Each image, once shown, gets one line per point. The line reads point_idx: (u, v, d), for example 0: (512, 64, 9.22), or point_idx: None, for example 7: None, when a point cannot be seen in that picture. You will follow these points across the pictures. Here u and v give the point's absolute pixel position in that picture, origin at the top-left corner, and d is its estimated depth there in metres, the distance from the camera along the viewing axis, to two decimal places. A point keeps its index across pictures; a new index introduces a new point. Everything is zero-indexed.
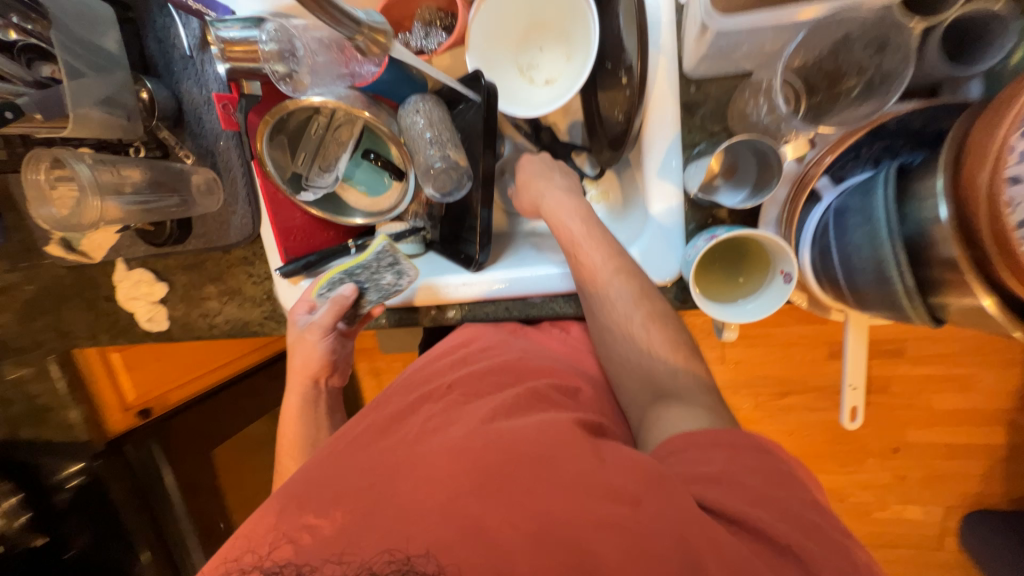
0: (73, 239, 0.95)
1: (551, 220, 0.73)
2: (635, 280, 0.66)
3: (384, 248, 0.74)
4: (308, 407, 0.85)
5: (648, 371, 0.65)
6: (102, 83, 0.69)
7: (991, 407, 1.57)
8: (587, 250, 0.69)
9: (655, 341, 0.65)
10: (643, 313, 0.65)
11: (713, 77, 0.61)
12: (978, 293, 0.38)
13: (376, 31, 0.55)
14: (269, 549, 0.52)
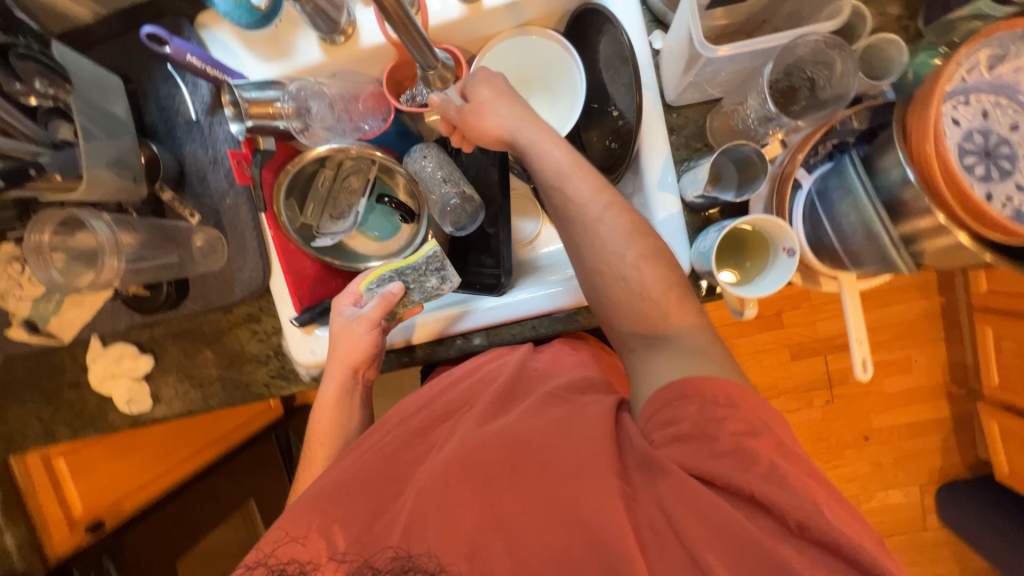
0: (40, 320, 0.86)
1: (533, 156, 0.69)
2: (626, 216, 0.66)
3: (434, 253, 0.79)
4: (343, 399, 0.78)
5: (642, 312, 0.64)
6: (112, 145, 0.68)
7: (933, 383, 1.77)
8: (576, 185, 0.67)
9: (649, 282, 0.64)
10: (638, 253, 0.65)
11: (690, 105, 0.73)
12: (953, 231, 0.49)
13: (447, 70, 0.71)
14: (273, 546, 0.56)
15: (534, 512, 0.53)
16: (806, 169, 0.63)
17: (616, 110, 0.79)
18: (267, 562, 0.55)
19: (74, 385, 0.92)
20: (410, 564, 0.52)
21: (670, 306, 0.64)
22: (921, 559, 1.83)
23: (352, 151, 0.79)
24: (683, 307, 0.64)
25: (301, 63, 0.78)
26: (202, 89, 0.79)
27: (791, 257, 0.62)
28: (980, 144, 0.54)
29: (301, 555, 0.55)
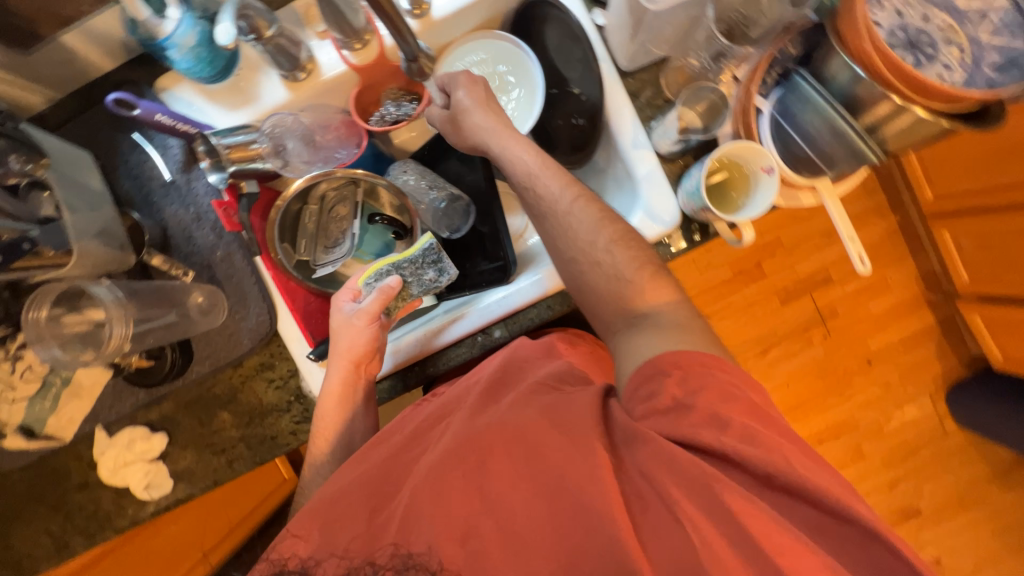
0: (37, 422, 0.81)
1: (504, 159, 0.73)
2: (590, 205, 0.70)
3: (430, 245, 0.79)
4: (347, 396, 0.77)
5: (618, 294, 0.66)
6: (94, 215, 0.68)
7: (912, 295, 1.87)
8: (544, 180, 0.71)
9: (623, 266, 0.67)
10: (608, 236, 0.68)
11: (643, 67, 0.79)
12: (911, 108, 0.53)
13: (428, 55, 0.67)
14: (278, 544, 0.59)
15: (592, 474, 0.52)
16: (761, 97, 0.68)
17: (576, 89, 0.84)
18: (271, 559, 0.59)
19: (82, 486, 0.85)
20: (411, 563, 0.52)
21: (643, 287, 0.66)
22: (953, 466, 1.87)
23: (336, 174, 0.81)
24: (658, 284, 0.66)
25: (268, 104, 0.79)
26: (173, 148, 0.79)
27: (771, 174, 0.66)
28: (903, 38, 0.61)
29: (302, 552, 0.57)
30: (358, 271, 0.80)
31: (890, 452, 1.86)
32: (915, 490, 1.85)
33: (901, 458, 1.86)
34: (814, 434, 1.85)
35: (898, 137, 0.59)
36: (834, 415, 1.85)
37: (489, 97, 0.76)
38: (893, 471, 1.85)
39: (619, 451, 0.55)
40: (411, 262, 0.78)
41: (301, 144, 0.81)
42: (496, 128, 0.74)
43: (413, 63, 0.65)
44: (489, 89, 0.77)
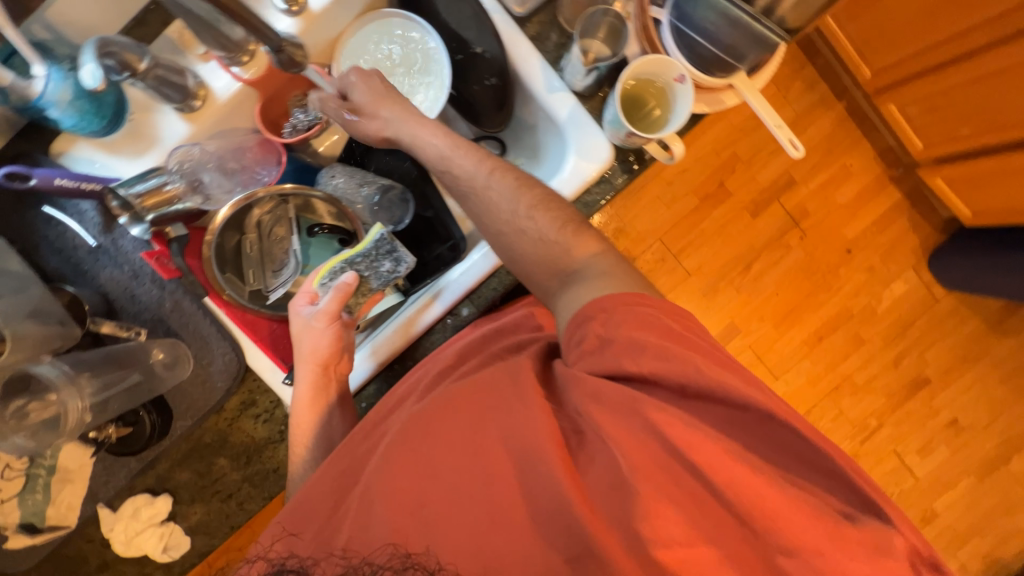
0: (35, 517, 0.79)
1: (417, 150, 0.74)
2: (506, 177, 0.71)
3: (382, 235, 0.76)
4: (317, 399, 0.76)
5: (548, 253, 0.70)
6: (21, 299, 0.68)
7: (875, 176, 1.88)
8: (458, 160, 0.72)
9: (546, 228, 0.69)
10: (527, 203, 0.70)
11: (537, 10, 0.77)
12: None
13: (293, 45, 0.67)
14: (273, 542, 0.57)
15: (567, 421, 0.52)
16: (658, 7, 0.66)
17: (478, 48, 0.80)
18: (267, 557, 0.55)
19: (103, 565, 0.85)
20: (410, 562, 0.49)
21: (569, 244, 0.69)
22: (949, 329, 1.92)
23: (259, 195, 0.78)
24: (582, 239, 0.70)
25: (172, 141, 0.76)
26: (88, 209, 0.76)
27: (684, 83, 0.65)
28: None
29: (300, 550, 0.54)
30: (312, 271, 0.77)
31: (887, 331, 1.90)
32: (918, 360, 1.90)
33: (897, 334, 1.90)
34: (813, 333, 1.88)
35: None
36: (826, 311, 1.88)
37: (390, 94, 0.75)
38: (893, 349, 1.90)
39: (580, 399, 0.56)
40: (365, 256, 0.75)
41: (217, 176, 0.79)
42: (403, 122, 0.74)
43: (284, 57, 0.66)
44: (388, 83, 0.76)
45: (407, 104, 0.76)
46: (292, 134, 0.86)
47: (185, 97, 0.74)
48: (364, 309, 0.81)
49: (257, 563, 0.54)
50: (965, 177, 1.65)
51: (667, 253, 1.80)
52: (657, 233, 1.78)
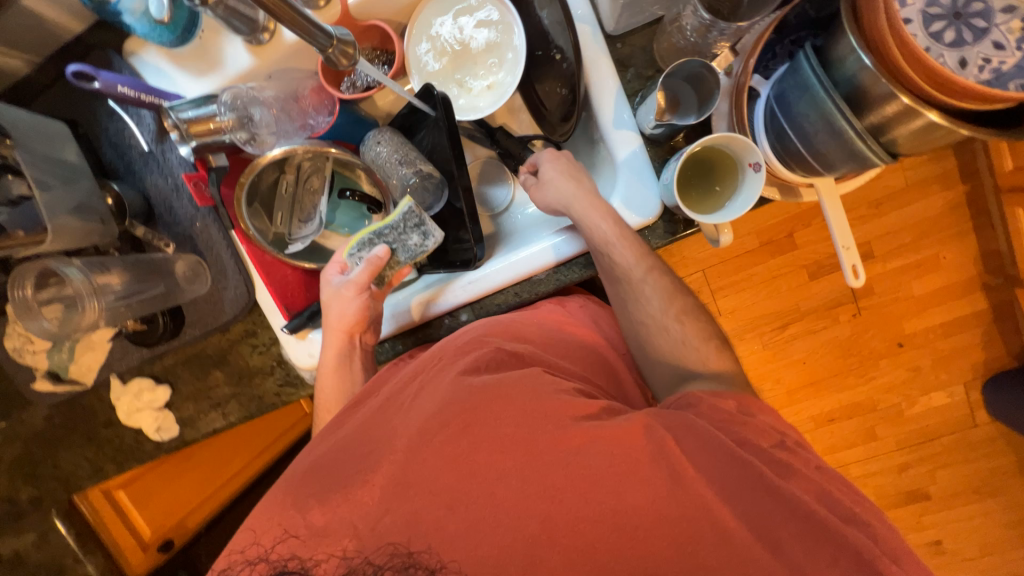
0: (61, 369, 0.91)
1: (589, 238, 0.68)
2: (664, 284, 0.67)
3: (410, 208, 0.75)
4: (342, 366, 0.79)
5: (683, 359, 0.66)
6: (69, 193, 0.71)
7: (967, 277, 1.65)
8: (618, 248, 0.67)
9: (690, 335, 0.66)
10: (678, 307, 0.67)
11: (634, 30, 0.69)
12: (923, 112, 0.44)
13: (343, 41, 0.62)
14: (274, 542, 0.52)
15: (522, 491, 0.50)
16: (760, 77, 0.62)
17: (557, 54, 0.75)
18: (269, 559, 0.52)
19: (107, 423, 0.97)
20: (411, 561, 0.50)
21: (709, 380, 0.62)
22: (975, 457, 1.76)
23: (300, 151, 0.78)
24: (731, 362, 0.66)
25: (233, 70, 0.76)
26: (145, 117, 0.79)
27: (758, 170, 0.59)
28: (948, 6, 0.49)
29: (301, 552, 0.51)
30: (343, 244, 0.81)
31: (907, 438, 1.76)
32: (926, 476, 1.77)
33: (916, 444, 1.76)
34: (826, 414, 1.76)
35: (901, 143, 0.49)
36: (852, 398, 1.75)
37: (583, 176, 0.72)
38: (905, 457, 1.77)
39: None
40: (392, 229, 0.76)
41: (270, 116, 0.78)
42: (591, 207, 0.69)
43: (333, 53, 0.62)
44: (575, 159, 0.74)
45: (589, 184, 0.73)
46: (350, 92, 0.83)
47: (254, 30, 0.73)
48: (394, 282, 0.82)
49: (260, 565, 0.51)
50: None
51: (705, 287, 1.66)
52: (702, 263, 1.62)
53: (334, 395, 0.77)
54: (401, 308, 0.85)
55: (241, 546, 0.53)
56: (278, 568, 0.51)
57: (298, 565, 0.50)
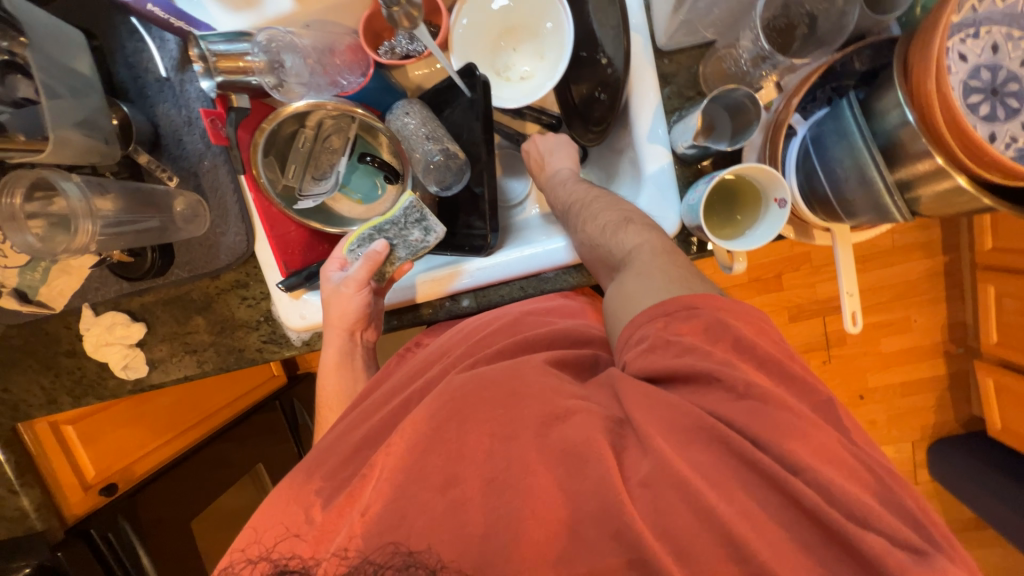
0: (30, 290, 0.86)
1: (553, 195, 0.80)
2: (617, 214, 0.70)
3: (412, 203, 0.77)
4: (343, 361, 0.81)
5: (602, 257, 0.69)
6: (77, 105, 0.66)
7: (931, 342, 1.74)
8: (552, 188, 0.81)
9: (593, 235, 0.70)
10: (584, 215, 0.72)
11: (684, 50, 0.69)
12: (953, 176, 0.46)
13: (411, 4, 0.66)
14: (275, 540, 0.54)
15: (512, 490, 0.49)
16: (800, 116, 0.62)
17: (604, 59, 0.73)
18: (270, 558, 0.53)
19: (70, 353, 0.93)
20: (411, 561, 0.47)
21: (647, 292, 0.59)
22: None
23: (330, 106, 0.76)
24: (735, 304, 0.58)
25: (271, 13, 0.74)
26: (169, 43, 0.76)
27: (783, 207, 0.60)
28: (987, 81, 0.51)
29: (301, 552, 0.53)
30: (343, 239, 0.80)
31: None
32: None
33: None
34: None
35: (922, 203, 0.52)
36: None
37: (566, 146, 0.83)
38: None
39: None
40: (392, 224, 0.76)
41: (302, 68, 0.76)
42: (560, 169, 0.81)
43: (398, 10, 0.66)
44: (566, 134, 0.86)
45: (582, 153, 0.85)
46: (387, 57, 0.80)
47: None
48: (396, 277, 0.81)
49: (261, 564, 0.53)
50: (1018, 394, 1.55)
51: None
52: None
53: (334, 367, 0.81)
54: (407, 284, 0.82)
55: (243, 544, 0.56)
56: (278, 568, 0.52)
57: (299, 564, 0.52)
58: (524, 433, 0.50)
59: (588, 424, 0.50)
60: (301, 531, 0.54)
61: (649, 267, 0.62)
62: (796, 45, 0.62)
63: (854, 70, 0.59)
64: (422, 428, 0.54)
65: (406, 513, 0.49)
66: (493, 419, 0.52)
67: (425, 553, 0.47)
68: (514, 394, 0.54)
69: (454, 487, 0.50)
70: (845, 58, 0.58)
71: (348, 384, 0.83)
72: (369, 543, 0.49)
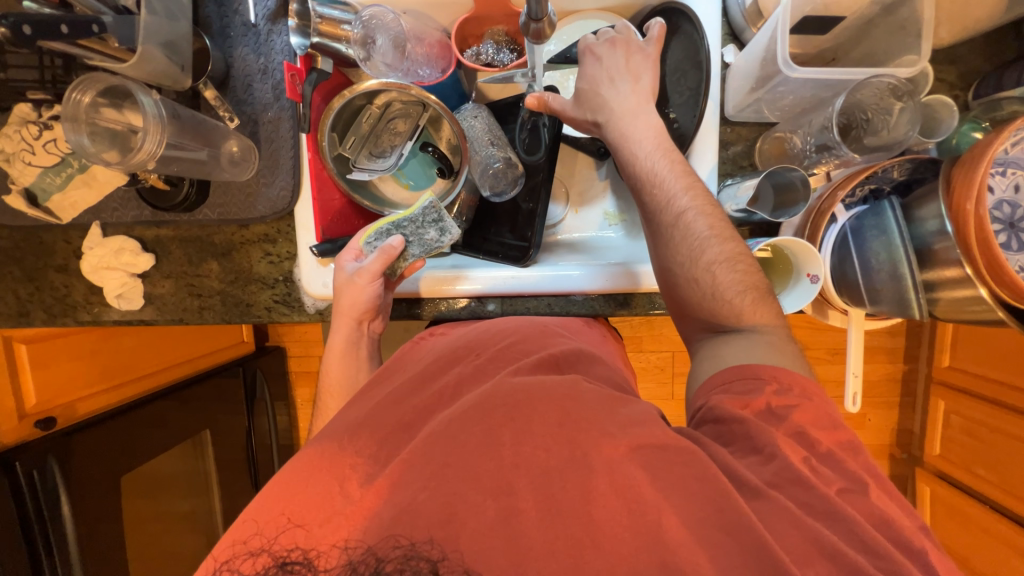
0: (42, 193, 0.82)
1: (618, 140, 0.70)
2: (698, 194, 0.67)
3: (431, 203, 0.77)
4: (349, 348, 0.79)
5: (714, 307, 0.65)
6: (167, 27, 0.66)
7: (883, 443, 1.79)
8: (658, 171, 0.68)
9: (719, 253, 0.65)
10: (705, 221, 0.66)
11: (745, 123, 0.76)
12: (977, 286, 0.54)
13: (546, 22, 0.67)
14: (277, 533, 0.49)
15: (537, 499, 0.49)
16: (843, 207, 0.67)
17: (672, 114, 0.79)
18: (271, 551, 0.48)
19: (62, 268, 0.87)
20: (411, 553, 0.46)
21: (722, 285, 0.64)
22: None
23: (410, 92, 0.77)
24: (756, 305, 0.64)
25: None
26: None
27: (815, 283, 0.66)
28: (1007, 215, 0.60)
29: (304, 542, 0.49)
30: (361, 230, 0.79)
31: None
32: None
33: None
34: None
35: (940, 303, 0.60)
36: None
37: (631, 54, 0.71)
38: None
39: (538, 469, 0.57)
40: (411, 221, 0.76)
41: (390, 50, 0.77)
42: (626, 102, 0.70)
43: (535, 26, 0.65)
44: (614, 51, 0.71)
45: (640, 86, 0.71)
46: (471, 60, 0.82)
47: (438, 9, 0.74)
48: (406, 275, 0.80)
49: (261, 558, 0.47)
50: (949, 504, 1.59)
51: (668, 368, 1.61)
52: (677, 344, 1.59)
53: (343, 351, 0.79)
54: (413, 279, 0.83)
55: (243, 536, 0.50)
56: (279, 560, 0.47)
57: (300, 556, 0.48)
58: (577, 450, 0.52)
59: (617, 444, 0.52)
60: (330, 505, 0.51)
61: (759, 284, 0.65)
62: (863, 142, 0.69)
63: (891, 178, 0.66)
64: (460, 420, 0.54)
65: (439, 494, 0.49)
66: (539, 427, 0.53)
67: (426, 545, 0.47)
68: (556, 403, 0.55)
69: (481, 481, 0.50)
70: (884, 169, 0.65)
71: (351, 372, 0.80)
72: (373, 533, 0.48)
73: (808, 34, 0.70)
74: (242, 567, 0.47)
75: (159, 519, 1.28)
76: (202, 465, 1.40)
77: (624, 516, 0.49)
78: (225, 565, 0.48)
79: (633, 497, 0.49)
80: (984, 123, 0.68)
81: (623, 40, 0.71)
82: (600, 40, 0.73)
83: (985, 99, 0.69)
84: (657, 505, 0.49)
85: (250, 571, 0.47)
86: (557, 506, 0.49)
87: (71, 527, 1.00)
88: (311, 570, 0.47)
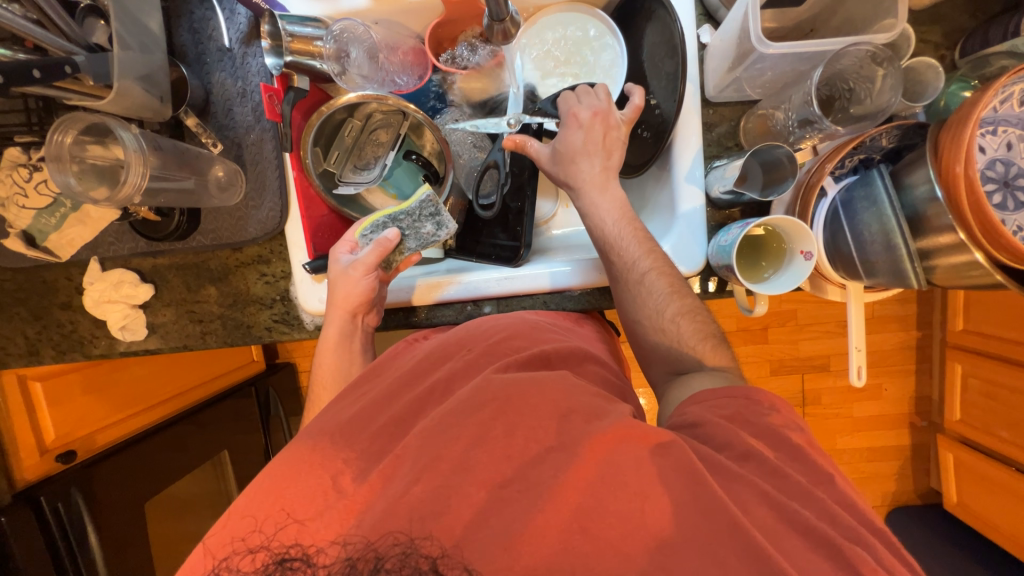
0: (39, 234, 0.83)
1: (586, 209, 0.72)
2: (656, 255, 0.69)
3: (427, 197, 0.76)
4: (342, 343, 0.79)
5: (676, 355, 0.68)
6: (143, 60, 0.67)
7: (901, 413, 1.76)
8: (619, 237, 0.70)
9: (677, 308, 0.67)
10: (665, 282, 0.68)
11: (727, 103, 0.75)
12: (972, 250, 0.53)
13: (513, 22, 0.67)
14: (275, 530, 0.50)
15: (534, 492, 0.50)
16: (832, 179, 0.66)
17: (653, 100, 0.78)
18: (270, 548, 0.49)
19: (66, 305, 0.89)
20: (411, 548, 0.47)
21: (685, 334, 0.67)
22: None
23: (388, 102, 0.77)
24: (715, 349, 0.67)
25: (346, 6, 0.77)
26: (239, 16, 0.78)
27: (808, 259, 0.64)
28: (1001, 174, 0.58)
29: (303, 539, 0.49)
30: (356, 222, 0.79)
31: None
32: None
33: None
34: None
35: (936, 271, 0.58)
36: None
37: (608, 128, 0.71)
38: None
39: None
40: (408, 214, 0.76)
41: (362, 63, 0.77)
42: (592, 171, 0.72)
43: (499, 26, 0.67)
44: (591, 117, 0.71)
45: (610, 156, 0.72)
46: (448, 65, 0.82)
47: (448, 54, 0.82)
48: (402, 267, 0.80)
49: (260, 555, 0.48)
50: (973, 470, 1.56)
51: None
52: None
53: (335, 349, 0.78)
54: (406, 285, 0.83)
55: (242, 533, 0.50)
56: (278, 557, 0.48)
57: (300, 552, 0.48)
58: (571, 444, 0.52)
59: (614, 434, 0.52)
60: (321, 500, 0.52)
61: (716, 334, 0.69)
62: (850, 111, 0.70)
63: (880, 146, 0.65)
64: (459, 422, 0.54)
65: (442, 496, 0.50)
66: (539, 424, 0.54)
67: (426, 541, 0.47)
68: (548, 399, 0.56)
69: (480, 477, 0.51)
70: (873, 138, 0.64)
71: (344, 365, 0.80)
72: (372, 532, 0.48)
73: (782, 7, 0.69)
74: (241, 563, 0.47)
75: (183, 540, 1.29)
76: (221, 486, 1.40)
77: (620, 502, 0.49)
78: (224, 564, 0.48)
79: (628, 485, 0.50)
80: (973, 81, 0.67)
81: (603, 114, 0.71)
82: (583, 105, 0.72)
83: (972, 57, 0.67)
84: (658, 491, 0.49)
85: (250, 568, 0.47)
86: (552, 496, 0.49)
87: (101, 558, 1.02)
88: (310, 565, 0.47)
